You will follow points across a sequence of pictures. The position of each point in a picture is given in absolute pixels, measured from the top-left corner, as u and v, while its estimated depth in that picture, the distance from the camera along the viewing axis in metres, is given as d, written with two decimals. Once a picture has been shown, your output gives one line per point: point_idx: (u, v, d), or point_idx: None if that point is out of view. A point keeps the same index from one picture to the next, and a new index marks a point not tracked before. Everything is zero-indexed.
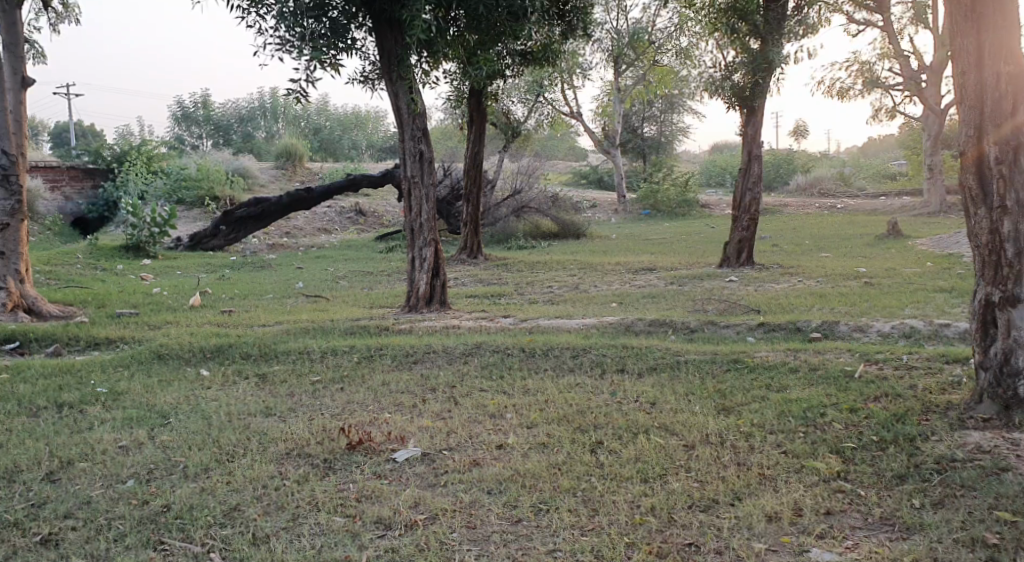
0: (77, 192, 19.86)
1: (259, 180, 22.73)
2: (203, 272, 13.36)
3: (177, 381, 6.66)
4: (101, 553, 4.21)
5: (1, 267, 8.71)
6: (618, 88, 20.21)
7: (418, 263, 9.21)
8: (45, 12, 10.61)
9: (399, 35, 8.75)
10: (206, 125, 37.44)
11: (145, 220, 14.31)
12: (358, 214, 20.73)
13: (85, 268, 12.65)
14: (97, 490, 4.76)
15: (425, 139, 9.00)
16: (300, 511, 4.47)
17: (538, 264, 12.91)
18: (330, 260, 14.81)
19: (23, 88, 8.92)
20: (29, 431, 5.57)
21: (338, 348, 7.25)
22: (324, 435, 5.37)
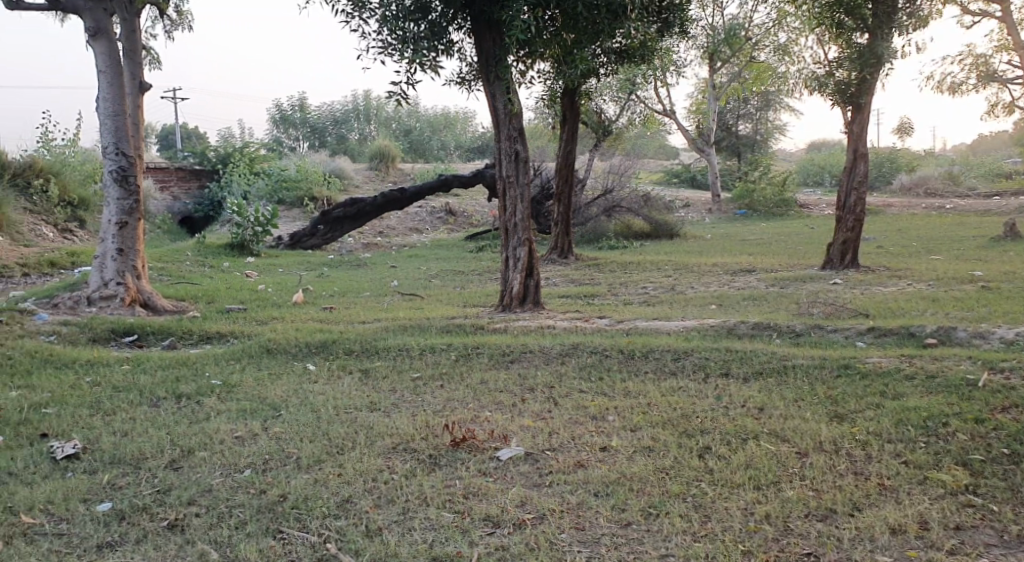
0: (184, 192, 20.79)
1: (353, 180, 23.21)
2: (303, 270, 13.70)
3: (285, 375, 6.85)
4: (224, 539, 4.36)
5: (119, 264, 9.09)
6: (713, 86, 19.93)
7: (511, 263, 9.24)
8: (161, 20, 11.09)
9: (497, 36, 8.80)
10: (302, 127, 38.49)
11: (249, 219, 14.74)
12: (449, 213, 20.93)
13: (193, 265, 13.11)
14: (217, 478, 4.93)
15: (521, 139, 9.01)
16: (410, 505, 4.55)
17: (631, 264, 12.84)
18: (423, 259, 14.99)
19: (142, 92, 9.31)
20: (151, 421, 5.82)
21: (437, 346, 7.35)
22: (428, 431, 5.45)
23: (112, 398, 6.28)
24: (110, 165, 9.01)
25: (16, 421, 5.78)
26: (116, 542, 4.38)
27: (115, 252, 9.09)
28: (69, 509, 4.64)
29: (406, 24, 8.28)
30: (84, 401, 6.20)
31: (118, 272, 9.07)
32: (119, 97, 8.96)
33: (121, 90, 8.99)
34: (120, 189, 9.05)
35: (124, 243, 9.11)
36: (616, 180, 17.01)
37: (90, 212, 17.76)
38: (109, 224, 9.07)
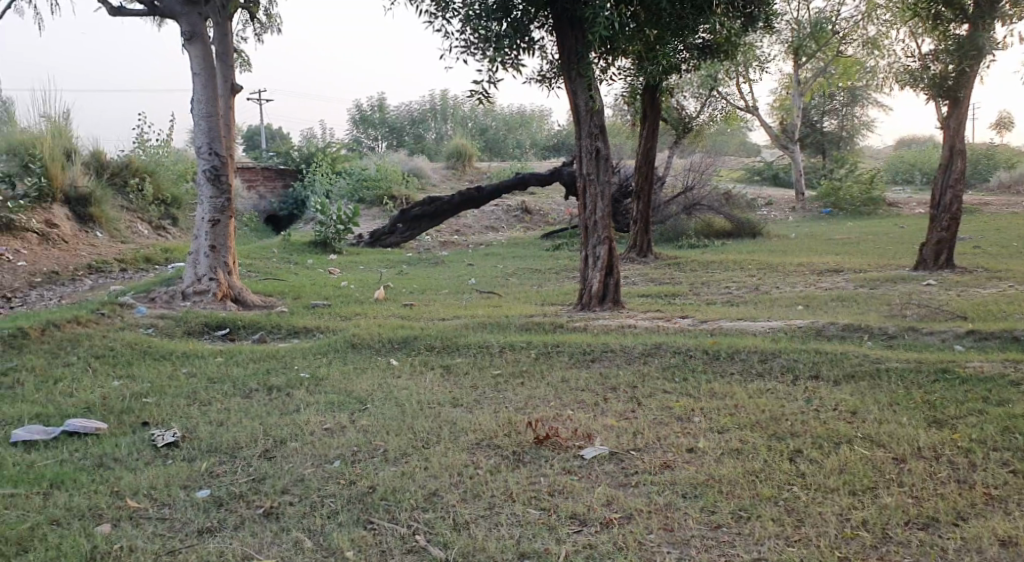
0: (269, 191, 21.13)
1: (431, 179, 23.41)
2: (383, 267, 13.89)
3: (369, 369, 6.96)
4: (317, 528, 4.46)
5: (212, 260, 9.34)
6: (798, 81, 19.53)
7: (591, 261, 9.19)
8: (252, 23, 11.42)
9: (579, 33, 8.75)
10: (381, 127, 39.05)
11: (332, 217, 15.05)
12: (526, 212, 20.93)
13: (279, 262, 13.41)
14: (308, 469, 5.05)
15: (602, 137, 8.92)
16: (495, 501, 4.59)
17: (712, 264, 12.62)
18: (501, 257, 15.04)
19: (233, 95, 9.59)
20: (244, 412, 5.98)
21: (517, 344, 7.36)
22: (511, 428, 5.47)
23: (207, 389, 6.47)
24: (204, 164, 9.26)
25: (119, 409, 6.00)
26: (215, 528, 4.50)
27: (207, 248, 9.34)
28: (170, 494, 4.79)
29: (489, 23, 8.34)
30: (181, 392, 6.39)
31: (211, 268, 9.32)
32: (212, 98, 9.21)
33: (215, 91, 9.23)
34: (213, 187, 9.30)
35: (216, 239, 9.36)
36: (697, 178, 16.80)
37: (182, 210, 18.30)
38: (202, 222, 9.33)
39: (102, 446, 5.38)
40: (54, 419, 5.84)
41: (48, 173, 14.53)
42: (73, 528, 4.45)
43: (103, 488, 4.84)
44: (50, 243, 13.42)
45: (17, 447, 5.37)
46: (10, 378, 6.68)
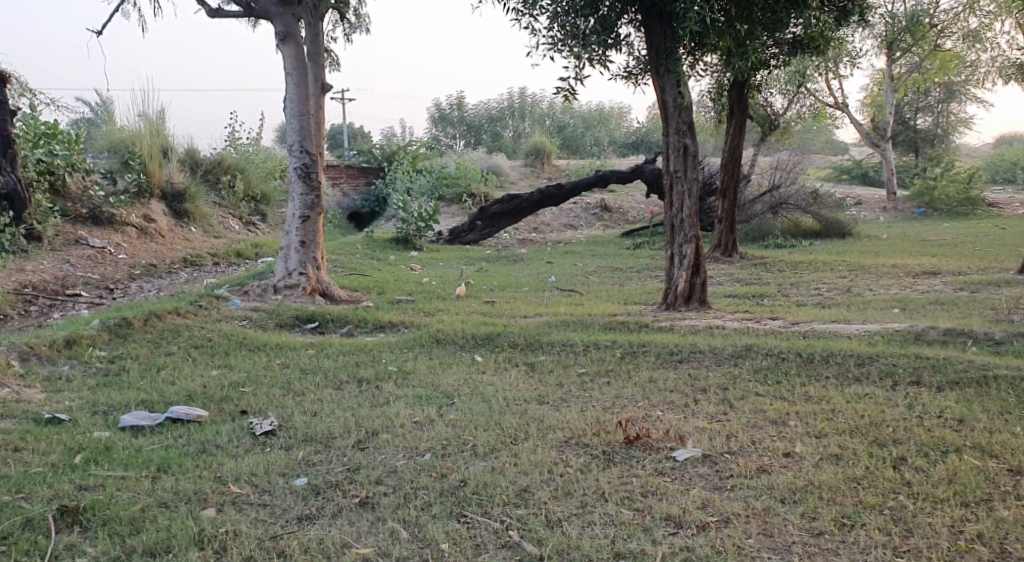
0: (353, 189, 21.75)
1: (510, 177, 23.49)
2: (464, 264, 13.99)
3: (455, 364, 7.01)
4: (412, 519, 4.52)
5: (301, 255, 9.54)
6: (891, 77, 19.01)
7: (677, 260, 9.06)
8: (342, 24, 11.67)
9: (668, 28, 8.64)
10: (459, 125, 39.39)
11: (413, 214, 15.23)
12: (605, 210, 20.83)
13: (363, 258, 13.62)
14: (400, 461, 5.12)
15: (691, 133, 8.77)
16: (587, 499, 4.59)
17: (801, 264, 12.36)
18: (581, 255, 15.01)
19: (324, 93, 9.77)
20: (336, 403, 6.09)
21: (602, 343, 7.32)
22: (600, 428, 5.44)
23: (300, 380, 6.61)
24: (295, 162, 9.47)
25: (218, 397, 6.18)
26: (314, 515, 4.59)
27: (297, 244, 9.55)
28: (269, 482, 4.90)
29: (577, 20, 8.32)
30: (276, 382, 6.55)
31: (300, 263, 9.52)
32: (304, 97, 9.40)
33: (306, 91, 9.42)
34: (303, 185, 9.49)
35: (306, 235, 9.56)
36: (784, 177, 16.46)
37: (270, 207, 18.73)
38: (292, 218, 9.54)
39: (204, 433, 5.53)
40: (158, 405, 6.04)
41: (146, 170, 15.05)
42: (179, 511, 4.58)
43: (206, 473, 4.98)
44: (147, 237, 13.88)
45: (124, 431, 5.57)
46: (116, 366, 6.94)
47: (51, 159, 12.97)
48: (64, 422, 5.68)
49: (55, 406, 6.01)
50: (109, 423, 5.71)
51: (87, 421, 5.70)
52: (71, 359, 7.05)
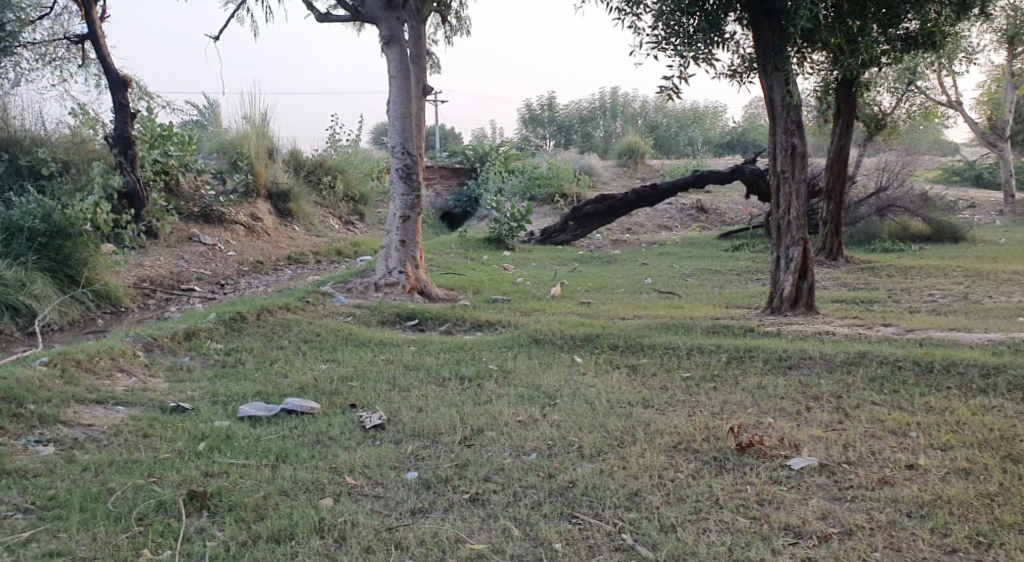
0: (446, 189, 22.18)
1: (603, 177, 23.37)
2: (557, 264, 13.99)
3: (555, 365, 7.02)
4: (523, 518, 4.55)
5: (401, 254, 9.69)
6: (1011, 73, 18.22)
7: (784, 263, 8.82)
8: (443, 26, 11.83)
9: (777, 26, 8.40)
10: (549, 126, 39.44)
11: (506, 214, 15.34)
12: (701, 211, 20.53)
13: (458, 258, 13.77)
14: (508, 459, 5.15)
15: (799, 133, 8.51)
16: (701, 506, 4.56)
17: (913, 269, 11.96)
18: (677, 257, 14.82)
19: (426, 94, 9.88)
20: (440, 399, 6.17)
21: (706, 346, 7.20)
22: (711, 433, 5.37)
23: (404, 376, 6.70)
24: (396, 163, 9.61)
25: (328, 391, 6.31)
26: (426, 509, 4.65)
27: (398, 243, 9.71)
28: (381, 474, 4.99)
29: (682, 18, 8.22)
30: (381, 377, 6.66)
31: (400, 262, 9.67)
32: (407, 100, 9.52)
33: (409, 94, 9.55)
34: (404, 185, 9.64)
35: (406, 234, 9.70)
36: (893, 179, 15.94)
37: (369, 207, 19.06)
38: (393, 218, 9.70)
39: (318, 424, 5.66)
40: (273, 397, 6.20)
41: (254, 171, 15.55)
42: (299, 500, 4.70)
43: (322, 463, 5.10)
44: (255, 235, 14.29)
45: (243, 421, 5.74)
46: (232, 358, 7.17)
47: (166, 159, 13.49)
48: (187, 411, 5.89)
49: (179, 395, 6.23)
50: (228, 413, 5.89)
51: (209, 410, 5.90)
52: (191, 351, 7.29)
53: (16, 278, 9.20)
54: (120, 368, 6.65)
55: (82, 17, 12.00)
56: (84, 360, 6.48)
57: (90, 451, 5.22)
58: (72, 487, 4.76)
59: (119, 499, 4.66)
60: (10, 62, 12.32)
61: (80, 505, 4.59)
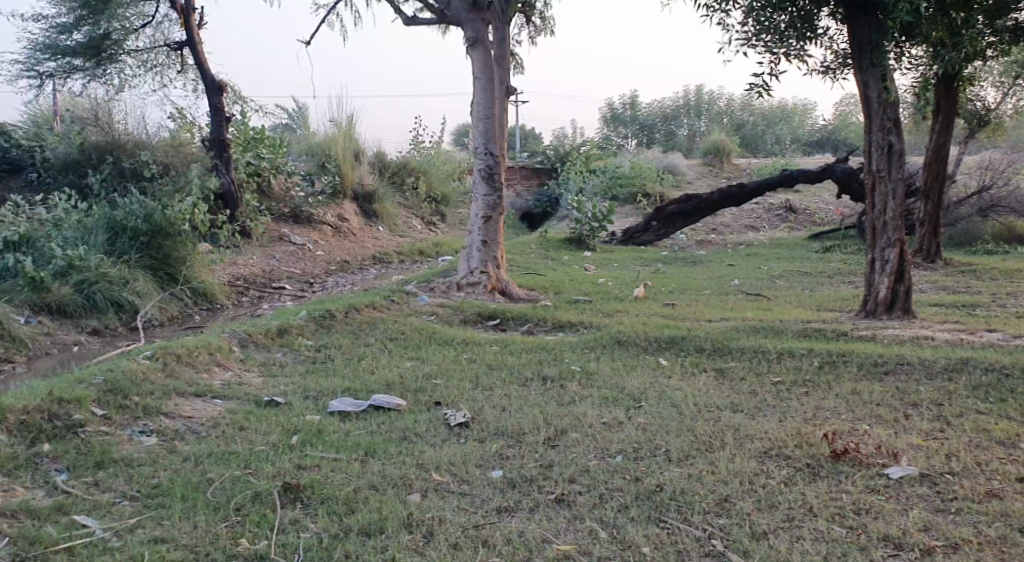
0: (526, 190, 22.30)
1: (687, 177, 23.08)
2: (640, 265, 13.86)
3: (640, 367, 6.96)
4: (610, 520, 4.51)
5: (483, 254, 9.73)
6: None
7: (879, 265, 8.57)
8: (527, 27, 11.85)
9: (873, 20, 8.15)
10: (632, 125, 39.13)
11: (587, 215, 15.29)
12: (790, 211, 20.10)
13: (539, 258, 13.76)
14: (593, 461, 5.12)
15: (896, 129, 8.26)
16: (795, 513, 4.46)
17: (1017, 273, 11.50)
18: (765, 258, 14.53)
19: (509, 94, 9.89)
20: (524, 399, 6.18)
21: (797, 350, 7.04)
22: (804, 439, 5.25)
23: (488, 375, 6.73)
24: (480, 163, 9.66)
25: (414, 388, 6.37)
26: (513, 508, 4.65)
27: (480, 243, 9.75)
28: (467, 472, 5.02)
29: (773, 13, 8.00)
30: (466, 375, 6.70)
31: (481, 262, 9.71)
32: (490, 100, 9.55)
33: (492, 94, 9.60)
34: (486, 185, 9.67)
35: (488, 234, 9.74)
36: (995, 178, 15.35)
37: (450, 207, 19.20)
38: (476, 218, 9.75)
39: (404, 421, 5.72)
40: (361, 393, 6.29)
41: (340, 172, 15.86)
42: (388, 494, 4.76)
43: (409, 460, 5.14)
44: (341, 234, 14.54)
45: (333, 416, 5.83)
46: (322, 354, 7.30)
47: (259, 162, 13.86)
48: (280, 405, 6.02)
49: (272, 389, 6.38)
50: (319, 408, 6.00)
51: (301, 405, 6.02)
52: (283, 347, 7.45)
53: (120, 275, 9.54)
54: (217, 363, 6.84)
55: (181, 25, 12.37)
56: (184, 355, 6.68)
57: (190, 442, 5.38)
58: (174, 476, 4.91)
59: (217, 489, 4.79)
60: (115, 69, 12.76)
61: (181, 494, 4.72)
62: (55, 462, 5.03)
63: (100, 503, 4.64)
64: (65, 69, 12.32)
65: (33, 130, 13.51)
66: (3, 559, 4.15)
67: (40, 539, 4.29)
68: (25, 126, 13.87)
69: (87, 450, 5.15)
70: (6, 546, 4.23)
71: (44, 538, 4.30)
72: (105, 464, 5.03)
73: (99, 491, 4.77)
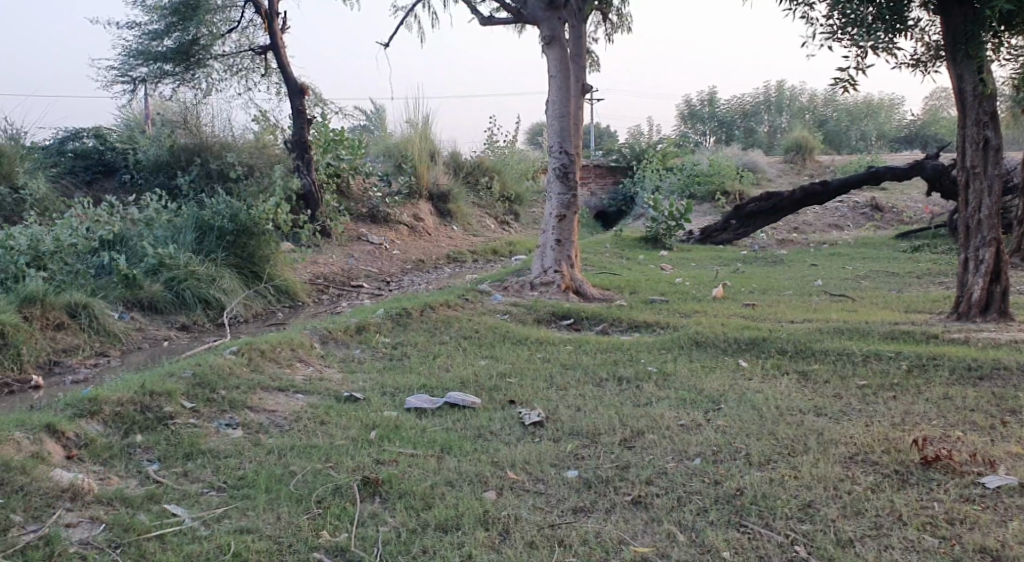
0: (601, 188, 22.18)
1: (768, 174, 22.64)
2: (718, 265, 13.62)
3: (719, 368, 6.82)
4: (689, 523, 4.42)
5: (557, 253, 9.68)
6: None
7: (972, 265, 8.23)
8: (604, 24, 11.76)
9: (968, 10, 7.86)
10: (710, 122, 38.64)
11: (664, 214, 15.09)
12: (876, 209, 19.55)
13: (614, 258, 13.65)
14: (670, 462, 5.02)
15: (993, 124, 7.92)
16: (882, 521, 4.32)
17: None
18: (848, 258, 14.14)
19: (585, 93, 9.83)
20: (599, 399, 6.10)
21: (883, 353, 6.81)
22: (891, 445, 5.07)
23: (564, 374, 6.67)
24: (554, 162, 9.58)
25: (488, 386, 6.35)
26: (589, 508, 4.59)
27: (554, 242, 9.70)
28: (543, 471, 4.97)
29: (860, 5, 7.78)
30: (540, 374, 6.66)
31: (555, 261, 9.66)
32: (565, 99, 9.50)
33: (567, 92, 9.53)
34: (561, 184, 9.61)
35: (562, 234, 9.68)
36: None
37: (524, 207, 19.17)
38: (550, 217, 9.70)
39: (479, 419, 5.70)
40: (437, 390, 6.30)
41: (416, 172, 15.98)
42: (464, 491, 4.74)
43: (485, 457, 5.12)
44: (417, 234, 14.64)
45: (410, 412, 5.85)
46: (399, 352, 7.33)
47: (338, 163, 14.04)
48: (359, 401, 6.07)
49: (350, 385, 6.43)
50: (396, 404, 6.02)
51: (378, 400, 6.05)
52: (362, 344, 7.51)
53: (207, 273, 9.76)
54: (299, 358, 6.93)
55: (266, 29, 12.61)
56: (268, 350, 6.78)
57: (274, 435, 5.45)
58: (258, 468, 4.98)
59: (299, 482, 4.83)
60: (203, 74, 13.08)
61: (265, 486, 4.78)
62: (146, 452, 5.16)
63: (189, 493, 4.72)
64: (156, 74, 12.73)
65: (126, 134, 13.94)
66: (100, 544, 4.26)
67: (134, 526, 4.38)
68: (120, 129, 14.17)
69: (177, 442, 5.26)
70: (102, 533, 4.34)
71: (137, 525, 4.39)
72: (193, 455, 5.13)
73: (188, 481, 4.86)
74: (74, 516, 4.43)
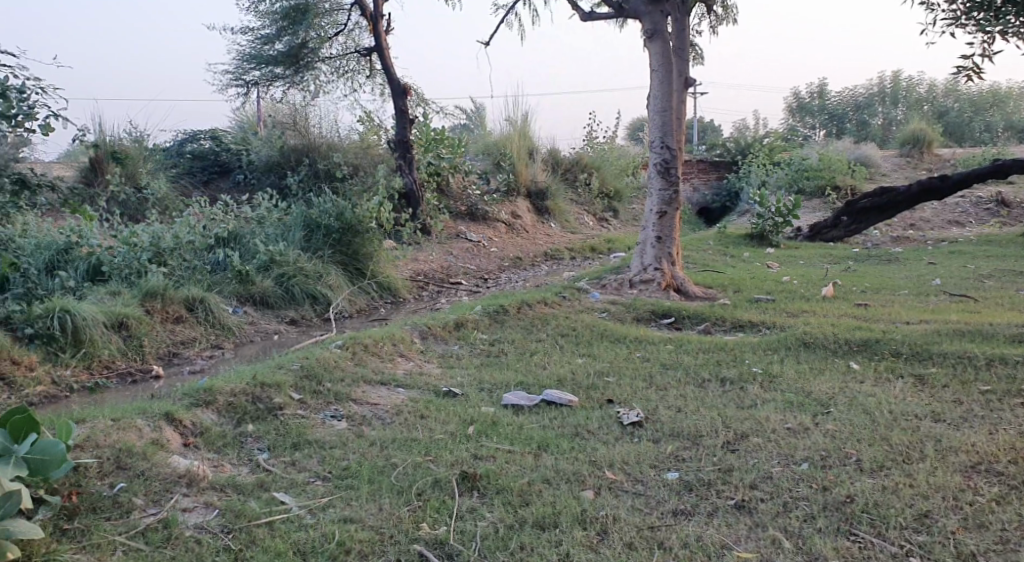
0: (703, 183, 21.66)
1: (882, 169, 21.76)
2: (828, 263, 13.10)
3: (828, 370, 6.49)
4: (795, 529, 4.17)
5: (658, 250, 9.42)
6: None
7: None
8: (708, 16, 11.43)
9: None
10: (820, 115, 37.45)
11: (770, 210, 14.59)
12: (1002, 204, 18.53)
13: (719, 255, 13.27)
14: (776, 467, 4.77)
15: None
16: (1009, 536, 4.03)
17: None
18: (970, 256, 13.42)
19: (687, 87, 9.55)
20: (701, 400, 5.87)
21: (1010, 357, 6.36)
22: (1017, 455, 4.71)
23: (663, 374, 6.46)
24: (655, 158, 9.33)
25: (585, 385, 6.19)
26: (690, 511, 4.39)
27: (654, 239, 9.45)
28: (643, 472, 4.78)
29: None
30: (640, 373, 6.46)
31: (656, 259, 9.41)
32: (667, 93, 9.25)
33: (670, 86, 9.27)
34: (662, 180, 9.35)
35: (663, 231, 9.41)
36: None
37: (625, 204, 18.87)
38: (650, 213, 9.45)
39: (576, 417, 5.54)
40: (534, 387, 6.16)
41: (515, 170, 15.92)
42: (563, 489, 4.59)
43: (584, 456, 4.96)
44: (516, 231, 14.57)
45: (507, 409, 5.74)
46: (497, 348, 7.23)
47: (439, 161, 14.07)
48: (457, 396, 5.99)
49: (450, 380, 6.36)
50: (494, 400, 5.92)
51: (476, 396, 5.96)
52: (461, 340, 7.44)
53: (314, 269, 9.87)
54: (399, 353, 6.90)
55: (371, 31, 12.71)
56: (372, 345, 6.78)
57: (376, 428, 5.40)
58: (361, 459, 4.93)
59: (400, 474, 4.77)
60: (311, 76, 13.26)
61: (368, 477, 4.73)
62: (257, 442, 5.17)
63: (296, 482, 4.71)
64: (268, 77, 13.03)
65: (240, 135, 14.30)
66: (213, 529, 4.27)
67: (244, 513, 4.38)
68: (234, 130, 14.65)
69: (285, 432, 5.26)
70: (215, 518, 4.36)
71: (247, 511, 4.39)
72: (300, 445, 5.12)
73: (295, 471, 4.85)
74: (190, 501, 4.46)
